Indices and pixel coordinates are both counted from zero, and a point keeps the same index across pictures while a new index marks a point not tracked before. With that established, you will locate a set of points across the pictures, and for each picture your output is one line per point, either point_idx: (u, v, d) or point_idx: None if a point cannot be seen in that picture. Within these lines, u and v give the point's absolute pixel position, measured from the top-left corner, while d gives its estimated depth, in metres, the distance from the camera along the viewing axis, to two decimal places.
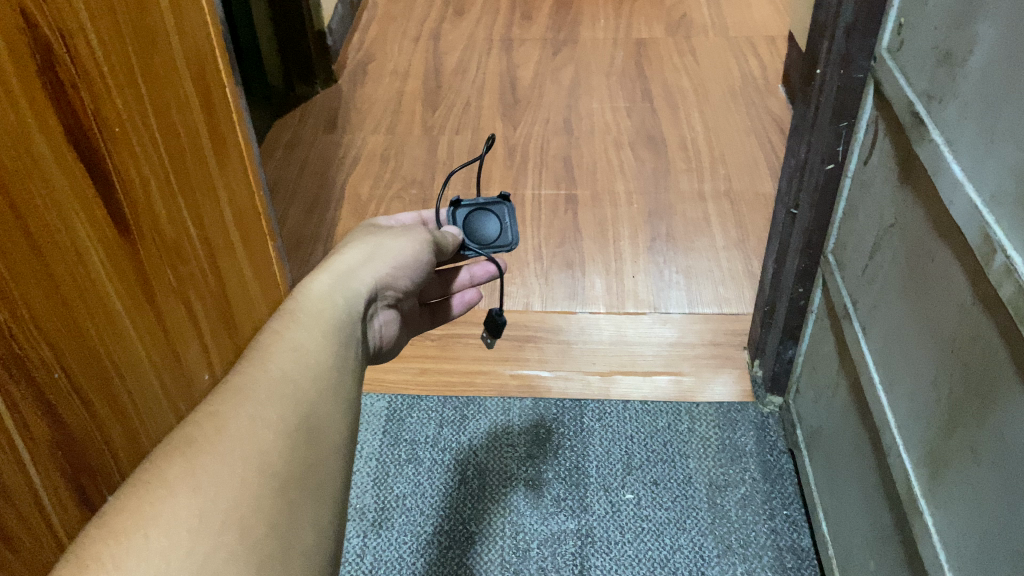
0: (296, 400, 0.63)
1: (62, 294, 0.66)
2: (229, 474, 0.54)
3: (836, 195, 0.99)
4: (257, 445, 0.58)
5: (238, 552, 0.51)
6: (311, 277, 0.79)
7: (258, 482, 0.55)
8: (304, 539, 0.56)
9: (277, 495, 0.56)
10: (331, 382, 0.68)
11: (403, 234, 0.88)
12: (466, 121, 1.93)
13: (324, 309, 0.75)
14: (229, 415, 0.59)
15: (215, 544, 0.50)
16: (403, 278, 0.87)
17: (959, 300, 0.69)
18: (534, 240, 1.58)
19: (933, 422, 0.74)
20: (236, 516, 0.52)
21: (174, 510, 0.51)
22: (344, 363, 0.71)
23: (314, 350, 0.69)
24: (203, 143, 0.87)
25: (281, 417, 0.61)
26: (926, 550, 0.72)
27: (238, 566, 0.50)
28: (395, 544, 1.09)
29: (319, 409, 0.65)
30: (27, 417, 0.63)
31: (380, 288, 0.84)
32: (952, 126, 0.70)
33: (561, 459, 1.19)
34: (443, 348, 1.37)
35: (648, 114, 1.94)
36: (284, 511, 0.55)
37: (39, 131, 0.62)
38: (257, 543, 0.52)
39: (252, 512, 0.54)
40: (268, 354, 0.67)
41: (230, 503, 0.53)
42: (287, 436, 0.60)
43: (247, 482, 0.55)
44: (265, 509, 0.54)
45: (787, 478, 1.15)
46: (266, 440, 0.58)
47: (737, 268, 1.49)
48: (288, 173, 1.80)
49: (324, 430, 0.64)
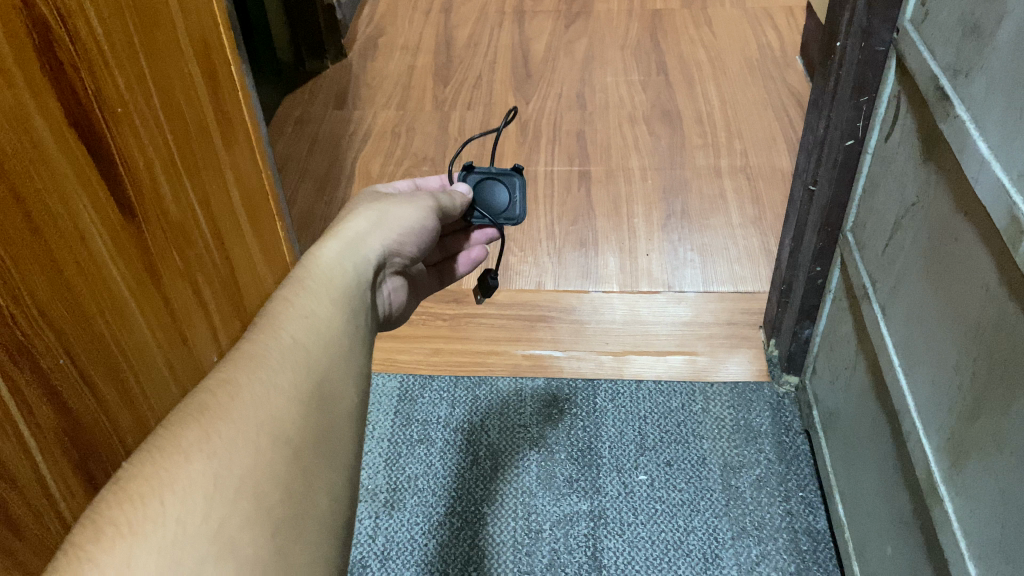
0: (313, 363, 0.58)
1: (66, 278, 0.65)
2: (244, 441, 0.49)
3: (856, 171, 0.96)
4: (272, 408, 0.52)
5: (255, 518, 0.46)
6: (318, 245, 0.74)
7: (272, 448, 0.50)
8: (323, 506, 0.51)
9: (295, 460, 0.51)
10: (343, 347, 0.62)
11: (407, 201, 0.83)
12: (478, 96, 1.90)
13: (333, 275, 0.69)
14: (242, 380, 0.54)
15: (230, 509, 0.46)
16: (409, 245, 0.82)
17: (985, 283, 0.67)
18: (547, 217, 1.56)
19: (955, 408, 0.72)
20: (253, 481, 0.48)
21: (190, 476, 0.46)
22: (359, 330, 0.66)
23: (325, 316, 0.63)
24: (209, 122, 0.85)
25: (296, 380, 0.55)
26: (946, 538, 0.71)
27: (255, 532, 0.46)
28: (407, 525, 1.08)
29: (333, 374, 0.59)
30: (32, 403, 0.63)
31: (387, 256, 0.79)
32: (978, 102, 0.67)
33: (573, 440, 1.18)
34: (455, 327, 1.36)
35: (663, 88, 1.91)
36: (300, 476, 0.50)
37: (38, 113, 0.60)
38: (272, 508, 0.47)
39: (270, 478, 0.49)
40: (278, 320, 0.61)
41: (247, 469, 0.48)
42: (301, 399, 0.54)
43: (263, 446, 0.50)
44: (283, 473, 0.49)
45: (804, 460, 1.13)
46: (282, 401, 0.53)
47: (754, 246, 1.47)
48: (298, 150, 1.78)
49: (340, 393, 0.59)
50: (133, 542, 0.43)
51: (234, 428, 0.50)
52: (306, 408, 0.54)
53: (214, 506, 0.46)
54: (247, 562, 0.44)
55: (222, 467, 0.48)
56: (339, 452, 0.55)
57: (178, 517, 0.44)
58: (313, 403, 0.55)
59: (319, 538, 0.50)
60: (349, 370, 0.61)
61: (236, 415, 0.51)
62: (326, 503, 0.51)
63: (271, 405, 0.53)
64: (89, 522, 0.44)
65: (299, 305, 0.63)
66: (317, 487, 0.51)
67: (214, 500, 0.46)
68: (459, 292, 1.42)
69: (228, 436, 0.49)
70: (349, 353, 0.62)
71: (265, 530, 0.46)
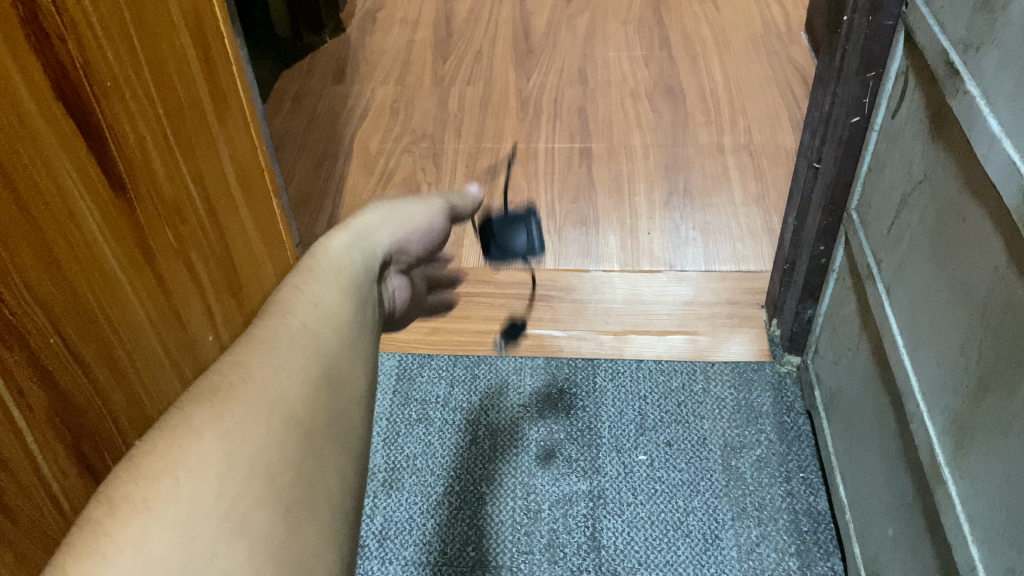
0: (320, 347, 0.59)
1: (55, 257, 0.64)
2: (256, 422, 0.50)
3: (862, 149, 0.94)
4: (282, 392, 0.53)
5: (266, 496, 0.47)
6: (327, 235, 0.74)
7: (284, 429, 0.51)
8: (331, 485, 0.51)
9: (304, 441, 0.51)
10: (349, 334, 0.63)
11: (417, 200, 0.84)
12: (478, 72, 1.88)
13: (342, 264, 0.70)
14: (254, 365, 0.55)
15: (243, 487, 0.47)
16: (413, 246, 0.82)
17: (993, 263, 0.65)
18: (547, 195, 1.54)
19: (960, 389, 0.71)
20: (265, 459, 0.49)
21: (203, 454, 0.47)
22: (364, 318, 0.67)
23: (334, 304, 0.64)
24: (203, 97, 0.84)
25: (306, 363, 0.56)
26: (949, 521, 0.70)
27: (266, 510, 0.46)
28: (405, 505, 1.07)
29: (340, 360, 0.59)
30: (22, 383, 0.62)
31: (393, 252, 0.79)
32: (989, 77, 0.66)
33: (573, 419, 1.17)
34: (455, 306, 1.35)
35: (667, 64, 1.88)
36: (311, 456, 0.51)
37: (25, 87, 0.59)
38: (281, 488, 0.48)
39: (281, 457, 0.49)
40: (287, 305, 0.62)
41: (258, 450, 0.49)
42: (311, 382, 0.55)
43: (274, 427, 0.51)
44: (293, 454, 0.50)
45: (805, 440, 1.12)
46: (292, 384, 0.54)
47: (757, 224, 1.45)
48: (296, 126, 1.76)
49: (348, 377, 0.59)
50: (149, 518, 0.44)
51: (246, 410, 0.51)
52: (314, 391, 0.55)
53: (227, 484, 0.47)
54: (259, 539, 0.45)
55: (234, 447, 0.48)
56: (345, 436, 0.55)
57: (191, 495, 0.45)
58: (321, 387, 0.56)
59: (327, 519, 0.50)
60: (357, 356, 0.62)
61: (247, 394, 0.52)
62: (334, 483, 0.52)
63: (281, 387, 0.53)
64: (106, 498, 0.45)
65: (306, 293, 0.64)
66: (326, 466, 0.52)
67: (226, 480, 0.47)
68: (458, 271, 1.40)
69: (241, 418, 0.50)
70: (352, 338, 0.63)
71: (274, 507, 0.47)
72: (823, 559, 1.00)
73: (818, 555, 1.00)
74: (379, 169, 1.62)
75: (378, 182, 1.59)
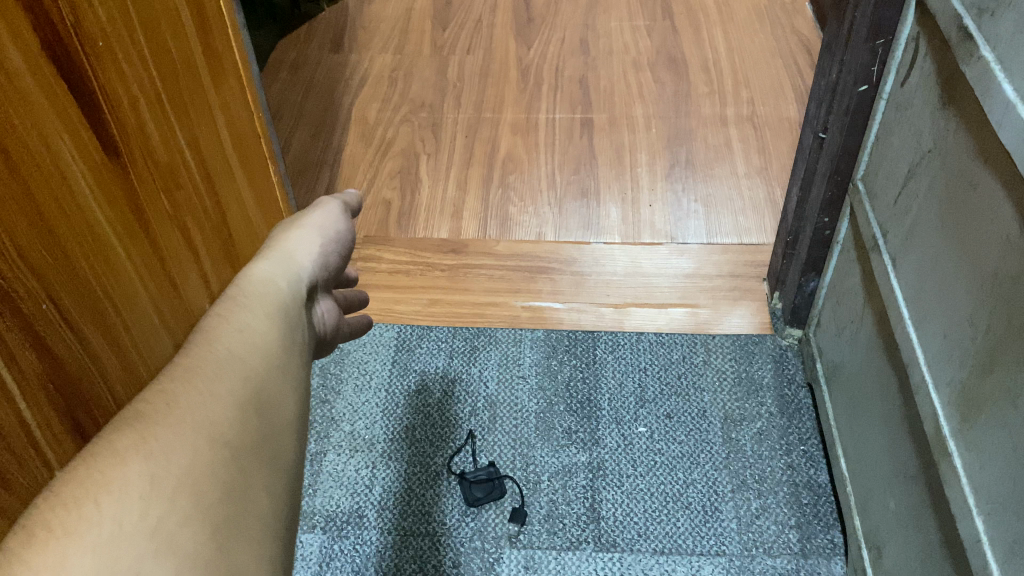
0: (249, 372, 0.55)
1: (48, 222, 0.62)
2: (181, 445, 0.47)
3: (869, 118, 0.92)
4: (210, 414, 0.50)
5: (195, 515, 0.44)
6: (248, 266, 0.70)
7: (212, 451, 0.48)
8: (262, 503, 0.49)
9: (233, 463, 0.49)
10: (279, 361, 0.59)
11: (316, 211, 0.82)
12: (478, 41, 1.85)
13: (267, 292, 0.66)
14: (179, 389, 0.52)
15: (170, 508, 0.44)
16: (334, 254, 0.78)
17: (1005, 232, 0.64)
18: (548, 166, 1.53)
19: (967, 361, 0.70)
20: (191, 481, 0.46)
21: (125, 478, 0.44)
22: (294, 345, 0.62)
23: (260, 330, 0.60)
24: (197, 60, 0.82)
25: (232, 389, 0.53)
26: (953, 493, 0.69)
27: (196, 530, 0.44)
28: (404, 475, 1.07)
29: (273, 383, 0.56)
30: (14, 350, 0.60)
31: (320, 270, 0.75)
32: (1005, 42, 0.64)
33: (572, 391, 1.16)
34: (453, 278, 1.33)
35: (669, 34, 1.85)
36: (239, 477, 0.48)
37: (15, 46, 0.57)
38: (211, 507, 0.46)
39: (209, 478, 0.47)
40: (210, 336, 0.58)
41: (184, 469, 0.46)
42: (241, 406, 0.52)
43: (200, 449, 0.48)
44: (221, 474, 0.48)
45: (806, 413, 1.12)
46: (221, 408, 0.51)
47: (759, 197, 1.44)
48: (293, 95, 1.74)
49: (281, 402, 0.56)
50: (69, 543, 0.41)
51: (171, 431, 0.48)
52: (244, 414, 0.52)
53: (150, 505, 0.44)
54: (189, 558, 0.43)
55: (158, 467, 0.46)
56: (280, 455, 0.53)
57: (114, 519, 0.42)
58: (249, 411, 0.53)
59: (263, 536, 0.47)
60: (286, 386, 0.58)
61: (172, 420, 0.49)
62: (269, 504, 0.49)
63: (209, 412, 0.50)
64: (23, 526, 0.41)
65: (232, 322, 0.60)
66: (255, 488, 0.49)
67: (150, 502, 0.44)
68: (457, 243, 1.39)
69: (165, 440, 0.47)
70: (279, 368, 0.58)
71: (205, 525, 0.44)
72: (823, 532, 0.99)
73: (818, 528, 1.00)
74: (377, 139, 1.60)
75: (377, 152, 1.57)
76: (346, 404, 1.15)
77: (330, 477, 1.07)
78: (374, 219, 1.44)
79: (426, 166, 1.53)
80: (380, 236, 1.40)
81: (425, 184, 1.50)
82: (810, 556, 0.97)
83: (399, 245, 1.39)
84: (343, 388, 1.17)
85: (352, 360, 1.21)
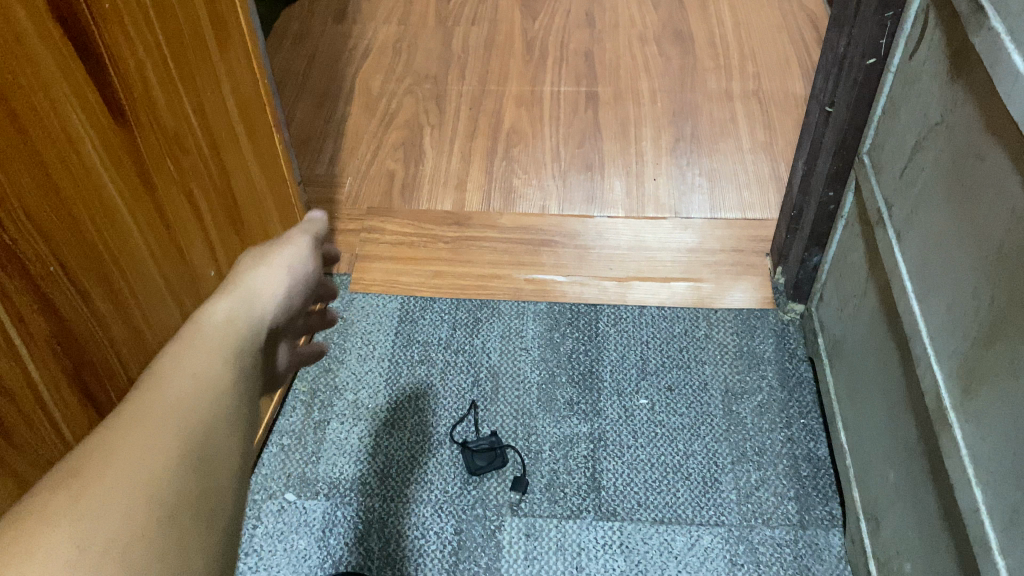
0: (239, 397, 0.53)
1: (55, 184, 0.62)
2: (160, 475, 0.44)
3: (876, 91, 0.92)
4: (192, 438, 0.47)
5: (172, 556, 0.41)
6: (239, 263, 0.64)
7: (194, 484, 0.45)
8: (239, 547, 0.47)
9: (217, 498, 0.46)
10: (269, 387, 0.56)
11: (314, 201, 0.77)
12: (483, 13, 1.84)
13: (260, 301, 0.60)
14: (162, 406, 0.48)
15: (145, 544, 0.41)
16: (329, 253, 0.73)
17: (1012, 205, 0.64)
18: (552, 139, 1.52)
19: (970, 333, 0.70)
20: (171, 516, 0.43)
21: (100, 508, 0.41)
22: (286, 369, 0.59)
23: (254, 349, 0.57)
24: (204, 26, 0.81)
25: (220, 412, 0.50)
26: (952, 464, 0.70)
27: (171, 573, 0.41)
28: (407, 444, 1.08)
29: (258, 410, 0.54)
30: (22, 311, 0.61)
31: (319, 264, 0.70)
32: (1016, 13, 0.63)
33: (575, 363, 1.17)
34: (457, 250, 1.33)
35: (675, 7, 1.84)
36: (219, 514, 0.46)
37: (22, 6, 0.57)
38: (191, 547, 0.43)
39: (190, 514, 0.44)
40: (199, 345, 0.54)
41: (163, 502, 0.43)
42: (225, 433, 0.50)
43: (180, 479, 0.45)
44: (201, 511, 0.45)
45: (806, 387, 1.12)
46: (206, 432, 0.48)
47: (764, 172, 1.43)
48: (296, 65, 1.73)
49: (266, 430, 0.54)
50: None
51: (149, 457, 0.44)
52: (228, 441, 0.49)
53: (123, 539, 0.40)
54: None
55: (135, 498, 0.42)
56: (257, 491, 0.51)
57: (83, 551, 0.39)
58: (234, 438, 0.50)
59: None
60: (242, 425, 0.52)
61: (151, 442, 0.45)
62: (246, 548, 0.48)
63: (192, 435, 0.47)
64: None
65: (206, 336, 0.55)
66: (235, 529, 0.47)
67: (121, 537, 0.40)
68: (461, 215, 1.39)
69: (142, 465, 0.44)
70: (242, 397, 0.52)
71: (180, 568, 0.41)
72: (822, 503, 1.00)
73: (816, 499, 1.01)
74: (381, 110, 1.60)
75: (381, 123, 1.57)
76: (349, 373, 1.16)
77: (334, 444, 1.08)
78: (377, 190, 1.43)
79: (430, 138, 1.53)
80: (384, 207, 1.40)
81: (428, 156, 1.49)
82: (808, 527, 0.98)
83: (403, 216, 1.39)
84: (347, 358, 1.18)
85: (356, 330, 1.22)
